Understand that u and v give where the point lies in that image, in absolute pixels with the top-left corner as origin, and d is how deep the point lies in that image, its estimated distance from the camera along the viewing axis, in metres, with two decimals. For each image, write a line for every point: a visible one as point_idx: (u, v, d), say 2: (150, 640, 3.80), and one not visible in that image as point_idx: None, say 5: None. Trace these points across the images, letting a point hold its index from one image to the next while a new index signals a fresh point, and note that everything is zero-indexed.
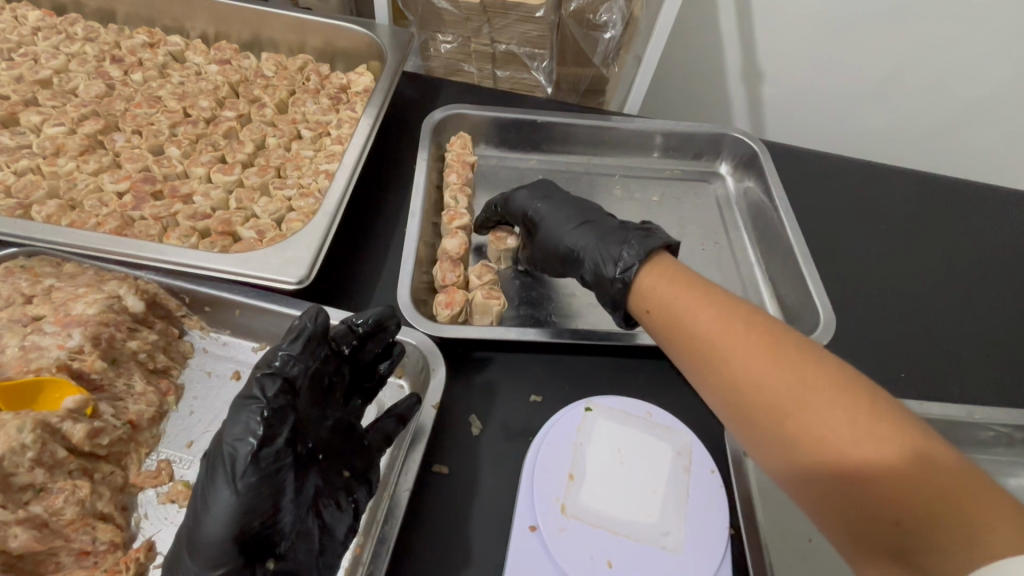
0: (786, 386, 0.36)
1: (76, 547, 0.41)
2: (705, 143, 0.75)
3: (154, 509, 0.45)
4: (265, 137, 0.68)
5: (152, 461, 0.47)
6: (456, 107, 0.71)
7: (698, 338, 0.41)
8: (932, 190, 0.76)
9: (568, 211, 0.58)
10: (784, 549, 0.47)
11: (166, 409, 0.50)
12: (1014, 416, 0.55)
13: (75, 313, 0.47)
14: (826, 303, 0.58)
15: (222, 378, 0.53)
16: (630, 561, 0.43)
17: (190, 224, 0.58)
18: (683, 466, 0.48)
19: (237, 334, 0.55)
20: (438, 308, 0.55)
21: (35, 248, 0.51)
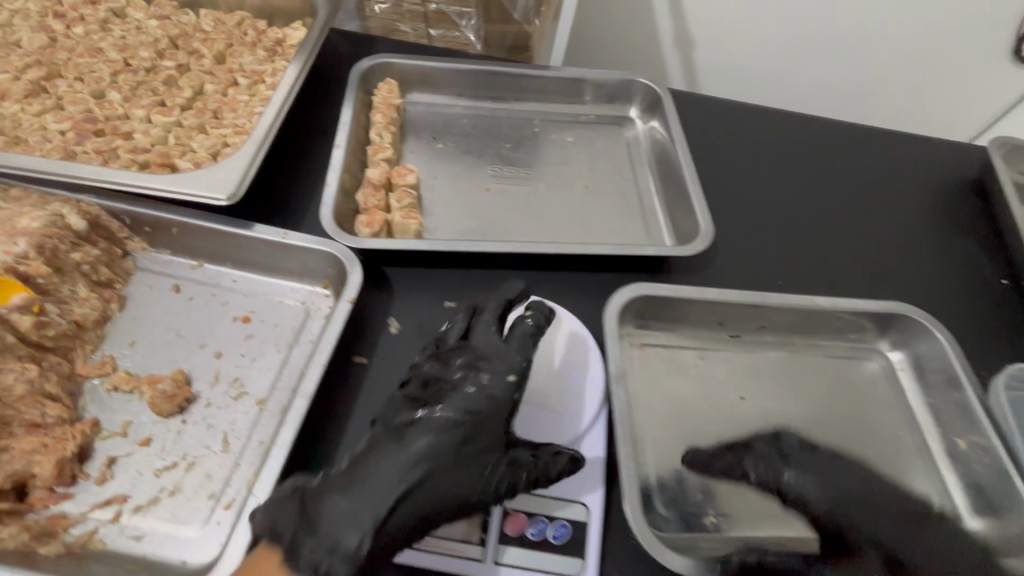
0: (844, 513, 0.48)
1: (28, 419, 0.47)
2: (616, 89, 0.83)
3: (100, 395, 0.51)
4: (202, 84, 0.73)
5: (98, 356, 0.53)
6: (383, 57, 0.78)
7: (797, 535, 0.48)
8: (816, 130, 0.86)
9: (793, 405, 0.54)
10: (655, 417, 0.56)
11: (110, 315, 0.56)
12: (863, 304, 0.63)
13: (21, 226, 0.53)
14: (706, 216, 0.67)
15: (163, 290, 0.59)
16: (531, 416, 0.53)
17: (130, 156, 0.63)
18: (575, 345, 0.58)
19: (177, 254, 0.61)
20: (359, 226, 0.62)
21: None
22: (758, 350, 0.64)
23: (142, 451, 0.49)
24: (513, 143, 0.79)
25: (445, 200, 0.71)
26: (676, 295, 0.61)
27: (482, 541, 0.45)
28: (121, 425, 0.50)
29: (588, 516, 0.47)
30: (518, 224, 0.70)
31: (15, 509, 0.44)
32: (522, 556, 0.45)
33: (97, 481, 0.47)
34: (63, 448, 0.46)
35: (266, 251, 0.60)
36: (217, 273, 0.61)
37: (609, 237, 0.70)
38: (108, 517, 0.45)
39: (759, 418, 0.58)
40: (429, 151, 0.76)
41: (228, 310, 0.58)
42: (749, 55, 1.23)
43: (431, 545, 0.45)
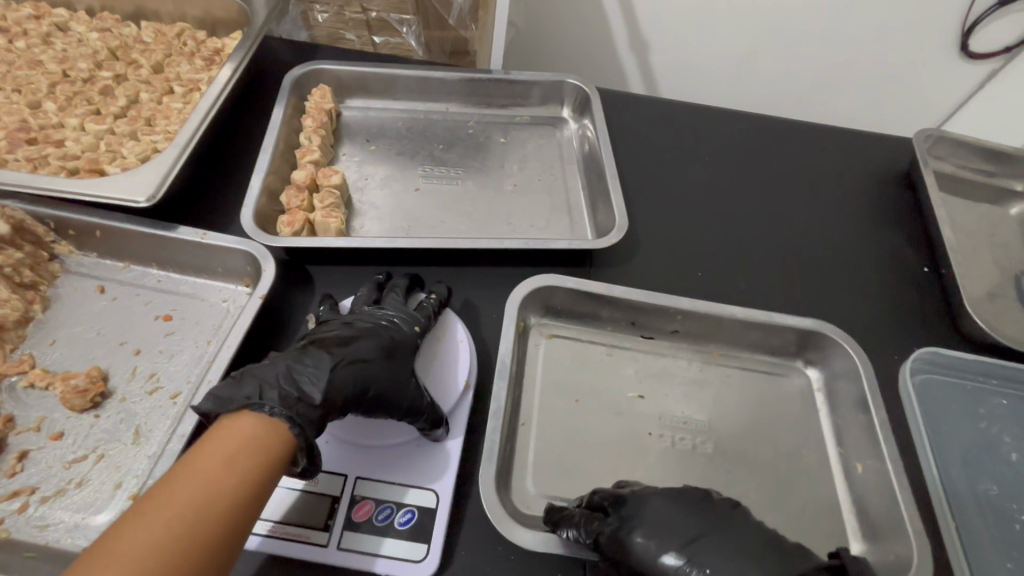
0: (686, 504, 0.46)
1: None
2: (548, 90, 0.85)
3: (16, 392, 0.53)
4: (138, 93, 0.75)
5: (18, 355, 0.55)
6: (315, 64, 0.80)
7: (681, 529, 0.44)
8: (745, 126, 0.88)
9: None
10: (556, 421, 0.58)
11: (33, 315, 0.58)
12: None
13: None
14: (622, 211, 0.69)
15: (87, 291, 0.61)
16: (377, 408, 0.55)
17: (60, 163, 0.65)
18: (438, 341, 0.60)
19: (104, 256, 0.63)
20: (280, 227, 0.65)
21: None
22: (667, 353, 0.66)
23: (53, 445, 0.51)
24: (445, 144, 0.81)
25: (372, 200, 0.73)
26: (584, 289, 0.63)
27: (328, 527, 0.48)
28: (35, 421, 0.52)
29: (435, 504, 0.50)
30: (443, 222, 0.72)
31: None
32: (364, 541, 0.47)
33: (7, 473, 0.49)
34: None
35: (187, 251, 0.61)
36: (142, 274, 0.63)
37: (532, 233, 0.72)
38: (15, 508, 0.47)
39: (655, 416, 0.60)
40: (361, 153, 0.78)
41: (150, 309, 0.60)
42: (701, 55, 1.25)
43: (279, 532, 0.47)
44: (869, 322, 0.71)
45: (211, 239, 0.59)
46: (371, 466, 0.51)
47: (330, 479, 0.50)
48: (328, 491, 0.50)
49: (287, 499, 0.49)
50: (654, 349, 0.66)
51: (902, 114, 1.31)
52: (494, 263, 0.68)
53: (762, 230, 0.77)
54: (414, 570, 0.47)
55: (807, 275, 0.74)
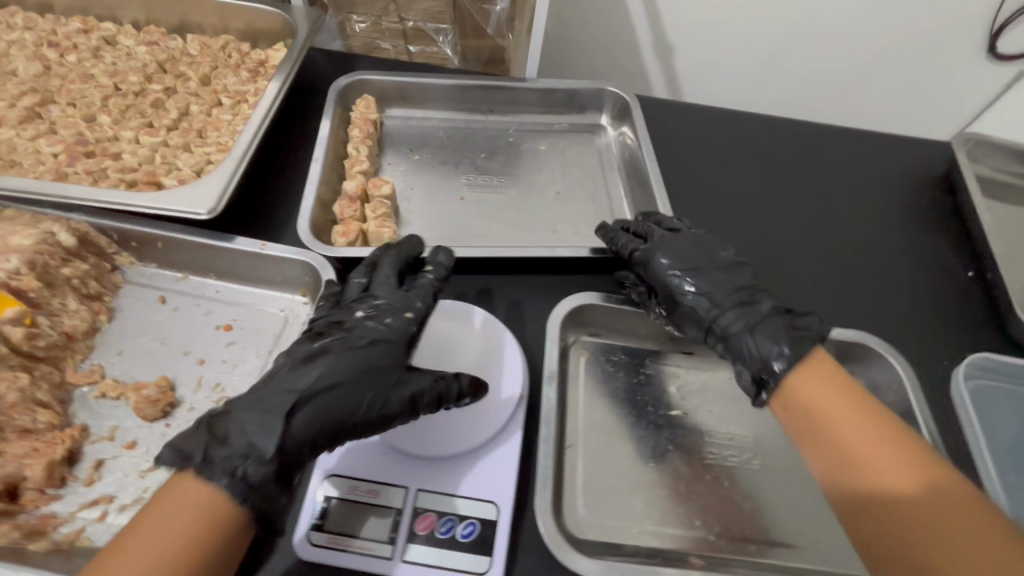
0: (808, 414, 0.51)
1: (19, 425, 0.50)
2: (587, 98, 0.86)
3: (88, 402, 0.54)
4: (188, 105, 0.77)
5: (87, 365, 0.57)
6: (358, 75, 0.81)
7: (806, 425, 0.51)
8: (782, 132, 0.88)
9: (720, 282, 0.60)
10: (598, 440, 0.57)
11: (99, 326, 0.59)
12: None
13: (12, 244, 0.55)
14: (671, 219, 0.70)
15: (149, 302, 0.62)
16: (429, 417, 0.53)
17: (119, 176, 0.67)
18: (489, 347, 0.58)
19: (163, 267, 0.64)
20: (335, 237, 0.65)
21: None
22: (707, 368, 0.64)
23: (127, 454, 0.52)
24: (487, 152, 0.82)
25: (418, 209, 0.74)
26: (620, 307, 0.64)
27: (392, 539, 0.46)
28: (108, 430, 0.53)
29: (498, 515, 0.48)
30: (491, 230, 0.72)
31: (8, 509, 0.46)
32: (428, 554, 0.46)
33: (85, 482, 0.50)
34: (53, 452, 0.49)
35: (245, 261, 0.62)
36: (200, 284, 0.64)
37: (576, 241, 0.72)
38: (94, 516, 0.48)
39: (701, 435, 0.58)
40: (406, 163, 0.79)
41: (210, 319, 0.61)
42: (727, 60, 1.26)
43: (342, 545, 0.46)
44: (915, 326, 0.71)
45: (272, 250, 0.60)
46: (430, 476, 0.49)
47: (391, 491, 0.48)
48: (389, 502, 0.48)
49: (349, 510, 0.47)
50: (694, 363, 0.64)
51: (930, 116, 1.30)
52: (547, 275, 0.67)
53: (806, 236, 0.78)
54: None
55: (851, 280, 0.74)
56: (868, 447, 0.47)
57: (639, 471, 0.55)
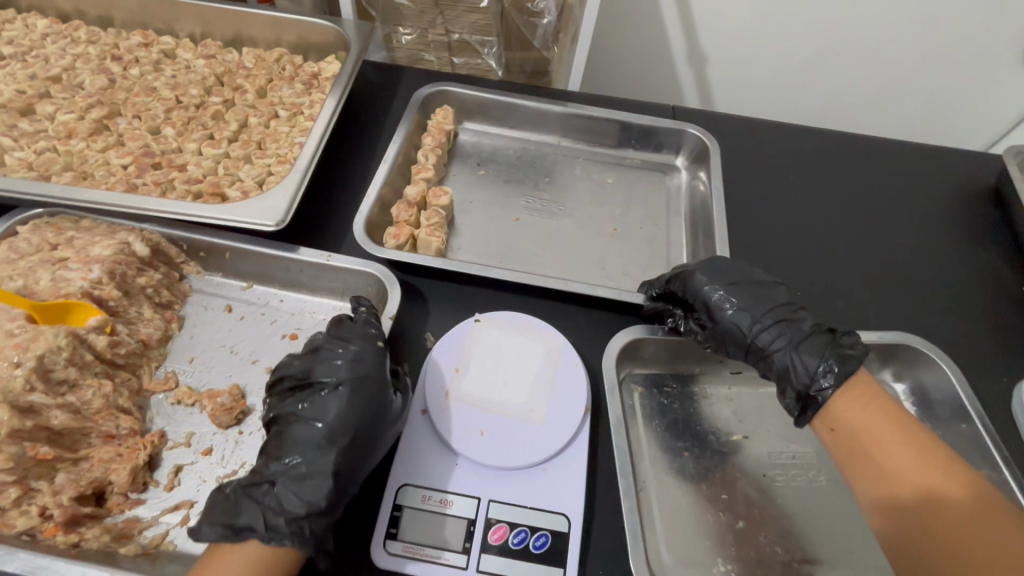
0: (855, 433, 0.51)
1: (104, 430, 0.52)
2: (666, 137, 0.84)
3: (165, 408, 0.56)
4: (247, 117, 0.78)
5: (162, 372, 0.58)
6: (442, 85, 0.84)
7: (851, 446, 0.51)
8: (829, 146, 0.88)
9: (759, 297, 0.58)
10: (662, 459, 0.58)
11: (171, 333, 0.61)
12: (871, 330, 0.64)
13: (94, 253, 0.58)
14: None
15: (217, 311, 0.63)
16: (497, 428, 0.53)
17: (185, 187, 0.69)
18: (552, 360, 0.57)
19: (228, 276, 0.66)
20: (387, 238, 0.67)
21: (57, 209, 0.62)
22: (762, 387, 0.64)
23: (204, 460, 0.53)
24: (549, 177, 0.82)
25: (470, 220, 0.75)
26: (672, 336, 0.61)
27: (466, 550, 0.47)
28: (184, 436, 0.54)
29: (569, 527, 0.49)
30: (539, 255, 0.72)
31: (95, 513, 0.49)
32: (503, 565, 0.47)
33: (165, 487, 0.51)
34: (136, 457, 0.51)
35: (310, 272, 0.64)
36: (265, 294, 0.66)
37: (625, 254, 0.73)
38: (177, 521, 0.50)
39: (764, 454, 0.59)
40: (472, 178, 0.80)
41: (276, 329, 0.63)
42: (764, 70, 1.25)
43: (418, 554, 0.47)
44: (973, 342, 0.70)
45: (336, 260, 0.62)
46: (502, 488, 0.50)
47: (465, 501, 0.49)
48: (463, 512, 0.49)
49: (421, 520, 0.48)
50: (745, 383, 0.64)
51: (968, 127, 1.29)
52: (604, 308, 0.64)
53: (855, 250, 0.77)
54: None
55: (904, 295, 0.73)
56: (912, 462, 0.48)
57: (705, 487, 0.56)
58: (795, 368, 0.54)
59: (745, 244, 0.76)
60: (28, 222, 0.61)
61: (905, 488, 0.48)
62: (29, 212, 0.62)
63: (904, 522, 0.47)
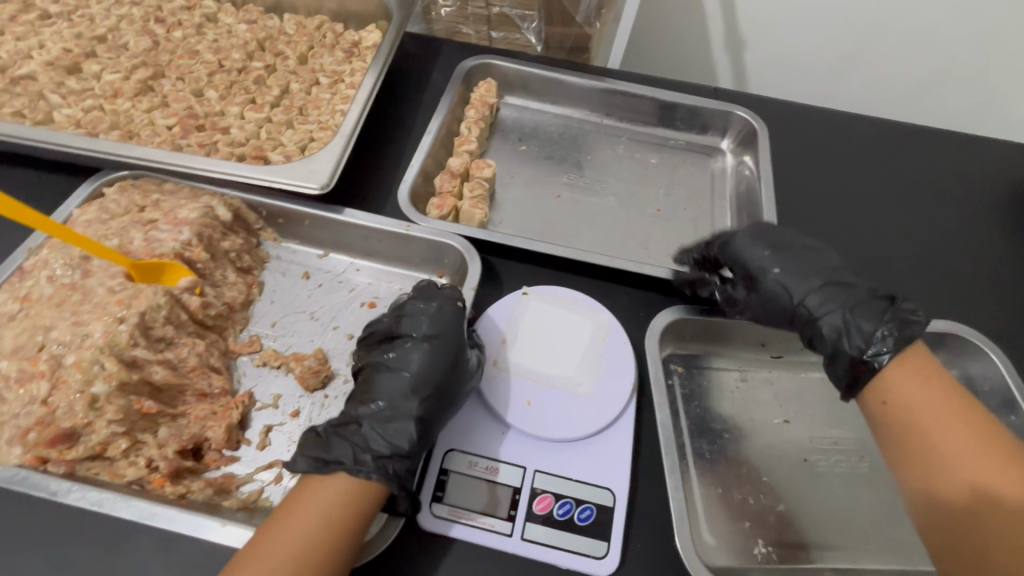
0: (905, 406, 0.50)
1: (198, 388, 0.52)
2: (711, 117, 0.82)
3: (250, 369, 0.56)
4: (289, 83, 0.78)
5: (246, 335, 0.59)
6: (486, 57, 0.83)
7: (899, 417, 0.50)
8: (880, 131, 0.85)
9: (807, 263, 0.57)
10: (704, 439, 0.57)
11: (252, 298, 0.61)
12: None
13: (181, 217, 0.58)
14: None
15: (295, 277, 0.64)
16: (544, 401, 0.53)
17: (229, 150, 0.69)
18: (600, 337, 0.57)
19: (303, 244, 0.66)
20: (431, 208, 0.67)
21: (140, 172, 0.64)
22: (803, 371, 0.63)
23: (293, 422, 0.53)
24: (589, 153, 0.81)
25: (511, 195, 0.75)
26: (721, 318, 0.60)
27: (511, 517, 0.48)
28: (272, 397, 0.55)
29: (614, 502, 0.49)
30: (581, 233, 0.72)
31: (195, 467, 0.49)
32: (546, 534, 0.47)
33: (258, 447, 0.51)
34: (231, 415, 0.51)
35: (387, 240, 0.64)
36: (341, 262, 0.66)
37: (666, 236, 0.72)
38: (271, 479, 0.50)
39: (805, 440, 0.58)
40: (514, 153, 0.80)
41: (355, 297, 0.63)
42: (806, 57, 1.22)
43: (463, 518, 0.48)
44: None
45: (386, 224, 0.63)
46: (547, 460, 0.51)
47: (510, 470, 0.50)
48: (509, 481, 0.49)
49: (469, 485, 0.49)
50: (786, 368, 0.63)
51: None
52: (644, 286, 0.65)
53: (905, 237, 0.75)
54: (596, 566, 0.46)
55: (954, 285, 0.71)
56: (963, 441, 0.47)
57: (747, 469, 0.56)
58: (848, 334, 0.52)
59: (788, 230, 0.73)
60: (114, 182, 0.63)
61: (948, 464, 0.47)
62: (114, 173, 0.64)
63: (944, 512, 0.47)
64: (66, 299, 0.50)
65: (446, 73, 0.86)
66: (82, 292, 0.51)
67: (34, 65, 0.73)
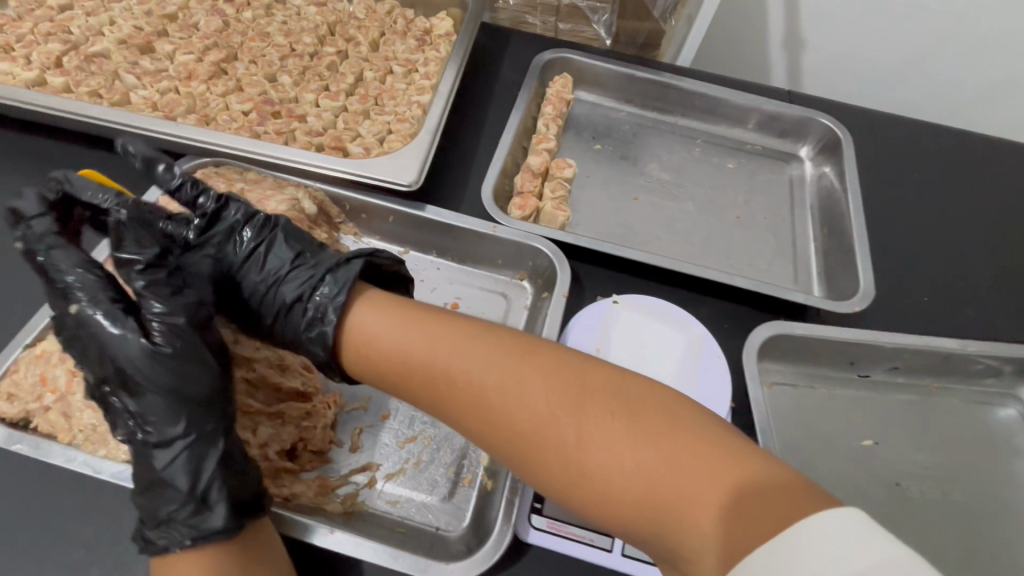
0: (460, 373, 0.42)
1: (292, 387, 0.51)
2: (792, 124, 0.80)
3: None
4: (362, 71, 0.76)
5: None
6: (563, 52, 0.82)
7: (454, 385, 0.42)
8: (964, 146, 0.82)
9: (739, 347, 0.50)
10: (795, 458, 0.56)
11: None
12: (1006, 349, 0.61)
13: (270, 209, 0.57)
14: (869, 277, 0.63)
15: None
16: None
17: (308, 139, 0.67)
18: (694, 350, 0.57)
19: (385, 240, 0.66)
20: (513, 209, 0.66)
21: (223, 159, 0.62)
22: (890, 392, 0.62)
23: (384, 424, 0.53)
24: (665, 155, 0.79)
25: (589, 196, 0.73)
26: (818, 335, 0.59)
27: (612, 533, 0.47)
28: (361, 399, 0.54)
29: None
30: (660, 238, 0.70)
31: (291, 468, 0.49)
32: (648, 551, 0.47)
33: (351, 449, 0.51)
34: (325, 415, 0.51)
35: (474, 241, 0.63)
36: (421, 261, 0.66)
37: (748, 245, 0.71)
38: (365, 482, 0.50)
39: (894, 464, 0.57)
40: (588, 152, 0.78)
41: (436, 297, 0.63)
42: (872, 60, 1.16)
43: (564, 530, 0.47)
44: None
45: (476, 225, 0.62)
46: None
47: None
48: None
49: None
50: (871, 388, 0.62)
51: None
52: (731, 297, 0.64)
53: (993, 257, 0.72)
54: None
55: None
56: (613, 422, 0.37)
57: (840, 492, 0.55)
58: None
59: (873, 244, 0.71)
60: (196, 170, 0.62)
61: (550, 442, 0.38)
62: (195, 160, 0.62)
63: (575, 462, 0.37)
64: None
65: (516, 65, 0.84)
66: None
67: (107, 43, 0.72)
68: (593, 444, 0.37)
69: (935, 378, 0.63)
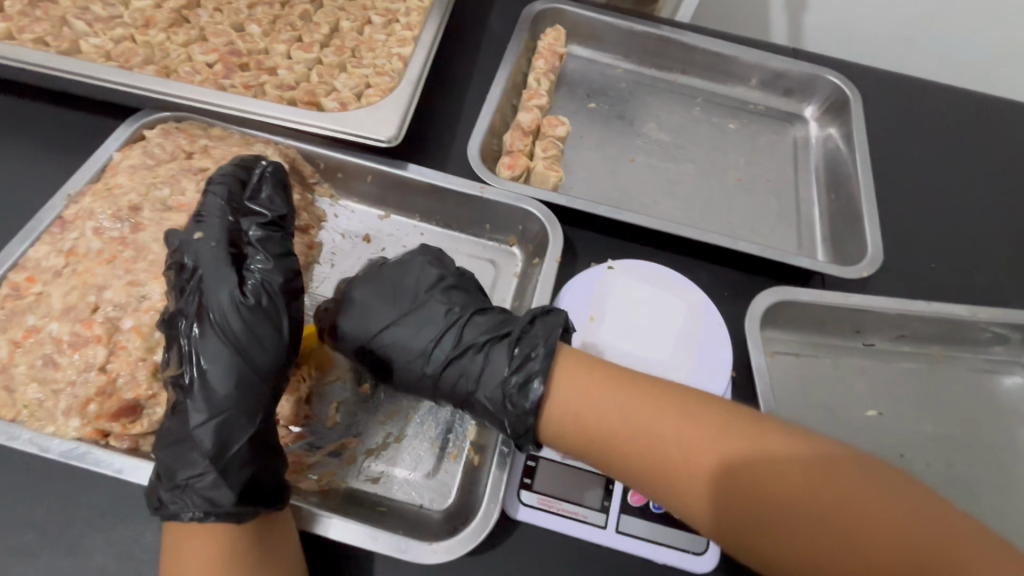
0: (675, 446, 0.41)
1: None
2: (798, 81, 0.76)
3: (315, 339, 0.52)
4: (338, 21, 0.70)
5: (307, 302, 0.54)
6: (556, 3, 0.76)
7: (662, 458, 0.41)
8: (973, 108, 0.78)
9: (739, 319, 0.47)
10: None
11: (311, 261, 0.55)
12: (1016, 317, 0.59)
13: None
14: (877, 241, 0.59)
15: (354, 239, 0.59)
16: None
17: (278, 93, 0.62)
18: (694, 318, 0.54)
19: (362, 203, 0.61)
20: (502, 168, 0.61)
21: (184, 115, 0.57)
22: (895, 361, 0.60)
23: (364, 397, 0.49)
24: (663, 115, 0.74)
25: (583, 157, 0.68)
26: (825, 300, 0.56)
27: (606, 509, 0.45)
28: (338, 370, 0.50)
29: None
30: (658, 202, 0.66)
31: None
32: (643, 527, 0.44)
33: (328, 424, 0.48)
34: (299, 388, 0.47)
35: (461, 203, 0.59)
36: (402, 225, 0.61)
37: (750, 209, 0.67)
38: (344, 459, 0.47)
39: (899, 434, 0.55)
40: (582, 111, 0.73)
41: None
42: None
43: (556, 507, 0.45)
44: None
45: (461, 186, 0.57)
46: None
47: None
48: (601, 470, 0.46)
49: (561, 472, 0.46)
50: (877, 357, 0.60)
51: None
52: (733, 263, 0.60)
53: (1002, 222, 0.69)
54: (696, 562, 0.44)
55: None
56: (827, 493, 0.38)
57: None
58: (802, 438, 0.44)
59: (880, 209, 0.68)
60: (154, 125, 0.56)
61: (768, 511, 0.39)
62: (153, 115, 0.57)
63: (827, 518, 0.37)
64: (117, 255, 0.45)
65: (505, 16, 0.78)
66: (134, 247, 0.46)
67: None
68: (817, 512, 0.38)
69: (941, 346, 0.61)
